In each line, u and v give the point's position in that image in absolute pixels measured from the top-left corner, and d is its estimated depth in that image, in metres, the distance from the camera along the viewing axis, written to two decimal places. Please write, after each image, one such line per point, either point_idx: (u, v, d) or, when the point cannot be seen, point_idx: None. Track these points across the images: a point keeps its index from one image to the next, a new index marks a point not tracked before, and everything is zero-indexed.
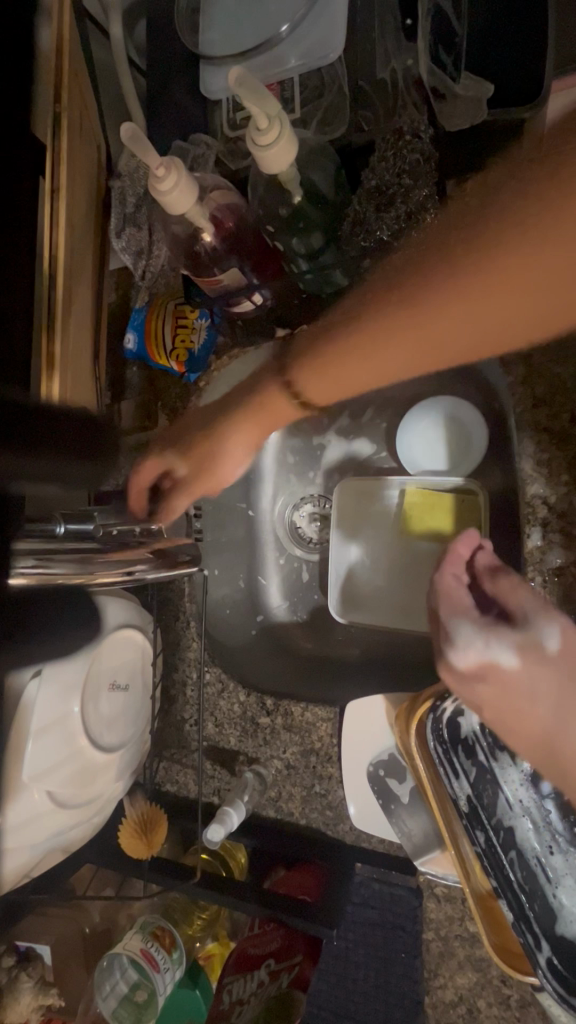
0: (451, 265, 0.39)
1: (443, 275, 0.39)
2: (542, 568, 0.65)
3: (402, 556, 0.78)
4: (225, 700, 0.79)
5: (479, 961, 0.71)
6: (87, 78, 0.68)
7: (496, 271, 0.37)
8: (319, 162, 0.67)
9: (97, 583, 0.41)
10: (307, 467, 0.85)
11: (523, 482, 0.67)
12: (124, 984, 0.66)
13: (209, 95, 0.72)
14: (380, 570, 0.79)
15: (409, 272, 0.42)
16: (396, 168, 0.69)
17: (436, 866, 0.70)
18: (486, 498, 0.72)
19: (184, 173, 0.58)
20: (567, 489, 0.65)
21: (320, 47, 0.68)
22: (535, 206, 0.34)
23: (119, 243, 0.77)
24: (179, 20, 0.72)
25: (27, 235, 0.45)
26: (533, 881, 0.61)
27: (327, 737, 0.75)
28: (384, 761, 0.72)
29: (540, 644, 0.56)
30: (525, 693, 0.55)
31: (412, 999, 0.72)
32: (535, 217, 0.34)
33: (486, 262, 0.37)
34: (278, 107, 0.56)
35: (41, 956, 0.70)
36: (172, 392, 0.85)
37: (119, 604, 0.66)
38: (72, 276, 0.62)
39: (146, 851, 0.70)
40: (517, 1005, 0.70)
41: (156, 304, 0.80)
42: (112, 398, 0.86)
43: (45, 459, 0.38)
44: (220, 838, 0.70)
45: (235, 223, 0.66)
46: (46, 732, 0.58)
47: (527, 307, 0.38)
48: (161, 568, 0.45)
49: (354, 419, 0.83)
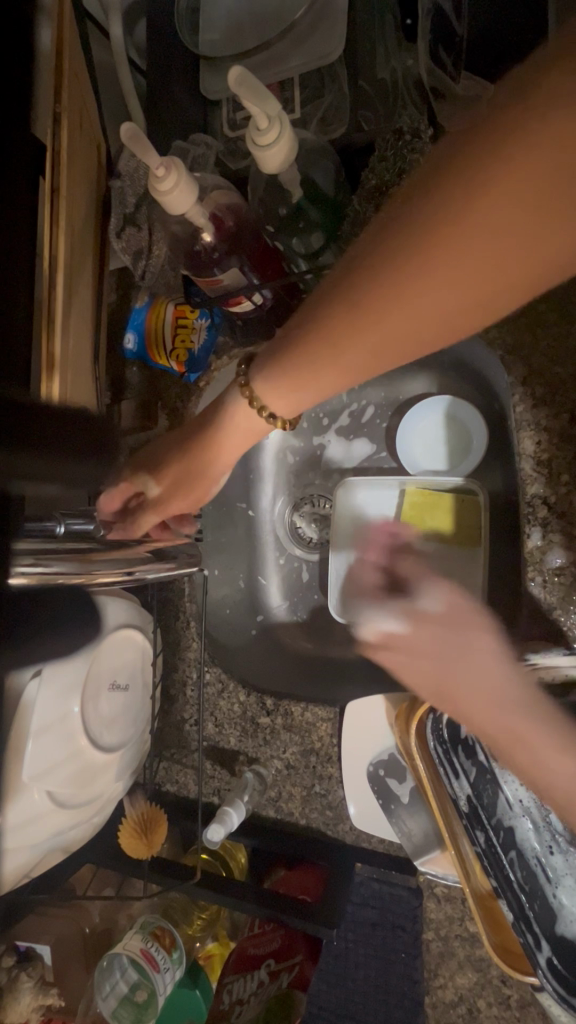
0: (383, 258, 0.31)
1: (375, 271, 0.32)
2: (542, 567, 0.66)
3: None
4: (225, 699, 0.78)
5: (479, 961, 0.72)
6: (87, 78, 0.68)
7: (438, 261, 0.30)
8: (320, 161, 0.67)
9: (97, 583, 0.41)
10: (306, 468, 0.85)
11: (523, 483, 0.68)
12: (124, 983, 0.66)
13: (209, 95, 0.74)
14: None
15: (344, 271, 0.34)
16: (396, 168, 0.69)
17: (436, 866, 0.71)
18: (487, 500, 0.73)
19: (184, 174, 0.58)
20: (568, 490, 0.66)
21: (320, 47, 0.69)
22: (468, 167, 0.27)
23: (119, 243, 0.77)
24: (179, 21, 0.72)
25: (28, 234, 0.45)
26: (534, 882, 0.61)
27: (327, 736, 0.75)
28: (384, 761, 0.72)
29: (419, 606, 0.56)
30: (429, 647, 0.54)
31: (412, 1000, 0.72)
32: (470, 180, 0.27)
33: (422, 247, 0.30)
34: (278, 108, 0.56)
35: (41, 956, 0.69)
36: (172, 391, 0.85)
37: (119, 604, 0.66)
38: (72, 277, 0.62)
39: (146, 851, 0.69)
40: (517, 1005, 0.71)
41: (156, 304, 0.79)
42: (113, 398, 0.86)
43: (45, 459, 0.38)
44: (220, 838, 0.70)
45: (236, 223, 0.66)
46: (46, 732, 0.58)
47: (480, 296, 0.31)
48: (160, 567, 0.45)
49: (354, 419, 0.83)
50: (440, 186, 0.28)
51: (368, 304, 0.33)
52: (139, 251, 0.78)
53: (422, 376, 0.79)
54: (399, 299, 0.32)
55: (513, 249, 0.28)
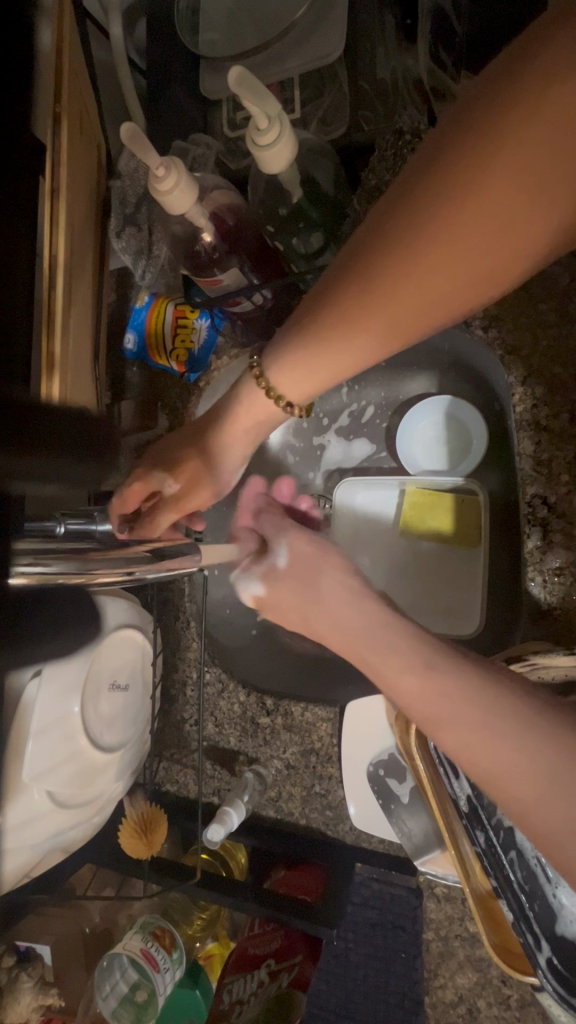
0: (402, 234, 0.36)
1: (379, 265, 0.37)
2: (542, 568, 0.65)
3: (405, 557, 0.78)
4: (225, 700, 0.79)
5: (479, 961, 0.72)
6: (87, 78, 0.69)
7: (454, 230, 0.34)
8: (322, 161, 0.68)
9: (97, 582, 0.41)
10: (307, 467, 0.84)
11: (523, 483, 0.67)
12: (125, 983, 0.66)
13: (209, 95, 0.75)
14: (383, 571, 0.78)
15: (357, 250, 0.39)
16: (394, 168, 0.68)
17: (437, 866, 0.70)
18: (486, 500, 0.72)
19: (184, 174, 0.58)
20: (567, 489, 0.65)
21: (321, 47, 0.69)
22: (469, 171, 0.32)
23: (119, 244, 0.77)
24: (179, 22, 0.71)
25: (30, 235, 0.45)
26: (533, 882, 0.60)
27: (327, 737, 0.75)
28: (384, 761, 0.72)
29: (273, 562, 0.65)
30: (287, 597, 0.62)
31: (412, 999, 0.72)
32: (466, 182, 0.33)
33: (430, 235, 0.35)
34: (278, 107, 0.56)
35: (41, 956, 0.69)
36: (172, 391, 0.85)
37: (119, 604, 0.66)
38: (72, 277, 0.62)
39: (146, 851, 0.69)
40: (517, 1005, 0.71)
41: (156, 303, 0.79)
42: (113, 398, 0.86)
43: (44, 459, 0.37)
44: (219, 838, 0.70)
45: (235, 223, 0.66)
46: (46, 732, 0.58)
47: (491, 254, 0.35)
48: (160, 567, 0.45)
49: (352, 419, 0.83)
50: (439, 188, 0.34)
51: (386, 277, 0.37)
52: (140, 251, 0.78)
53: (422, 377, 0.79)
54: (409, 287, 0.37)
55: (521, 203, 0.33)
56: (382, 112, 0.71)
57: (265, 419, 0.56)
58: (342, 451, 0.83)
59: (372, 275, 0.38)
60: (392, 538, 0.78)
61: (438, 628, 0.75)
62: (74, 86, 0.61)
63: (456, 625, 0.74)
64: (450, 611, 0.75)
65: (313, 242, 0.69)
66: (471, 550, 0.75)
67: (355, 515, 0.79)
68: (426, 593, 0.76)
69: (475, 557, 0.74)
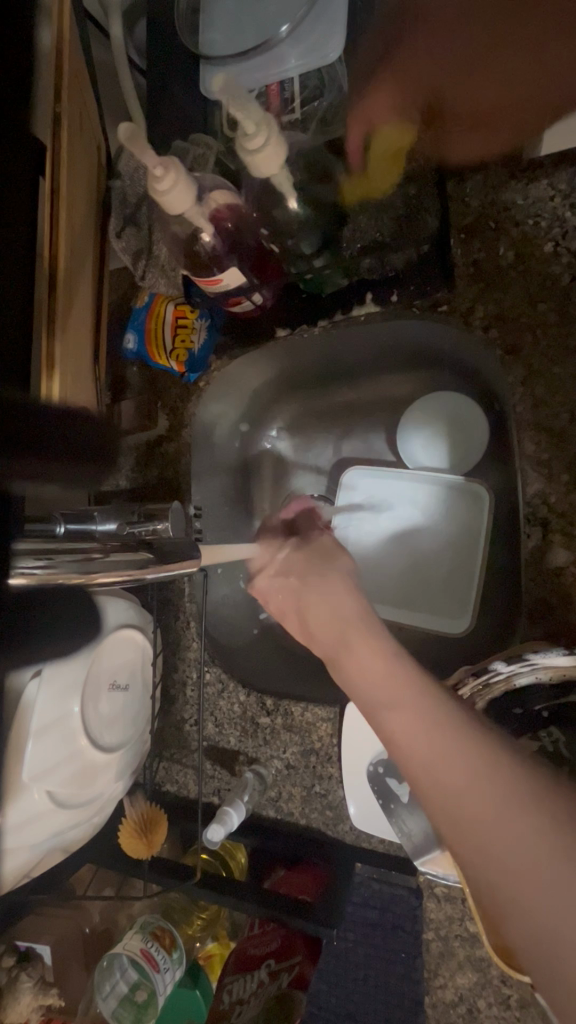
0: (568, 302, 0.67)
1: (558, 314, 0.67)
2: (542, 568, 0.67)
3: (395, 547, 0.83)
4: (225, 700, 0.80)
5: (480, 962, 0.70)
6: (86, 78, 0.69)
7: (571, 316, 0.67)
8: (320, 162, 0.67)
9: (98, 582, 0.41)
10: (306, 451, 0.91)
11: (523, 482, 0.68)
12: (124, 983, 0.66)
13: (209, 95, 0.73)
14: (370, 567, 0.83)
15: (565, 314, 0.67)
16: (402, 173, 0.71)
17: (435, 867, 0.67)
18: (492, 498, 0.76)
19: (184, 172, 0.58)
20: (567, 488, 0.67)
21: (320, 47, 0.68)
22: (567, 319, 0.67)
23: (119, 243, 0.74)
24: (178, 20, 0.72)
25: (33, 234, 0.45)
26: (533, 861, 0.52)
27: (327, 737, 0.76)
28: (383, 761, 0.71)
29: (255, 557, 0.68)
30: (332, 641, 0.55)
31: (412, 999, 0.71)
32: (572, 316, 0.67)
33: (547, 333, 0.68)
34: (262, 111, 0.56)
35: (41, 956, 0.69)
36: (172, 391, 0.83)
37: (119, 603, 0.66)
38: (72, 276, 0.62)
39: (146, 851, 0.70)
40: (517, 1006, 0.69)
41: (156, 303, 0.77)
42: (113, 398, 0.84)
43: (50, 460, 0.37)
44: (219, 838, 0.70)
45: (232, 223, 0.66)
46: (46, 730, 0.58)
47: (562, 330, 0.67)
48: (161, 568, 0.45)
49: (344, 418, 0.88)
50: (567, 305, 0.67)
51: (548, 332, 0.68)
52: (139, 252, 0.75)
53: (419, 376, 0.83)
54: (558, 337, 0.67)
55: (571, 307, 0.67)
56: (392, 106, 0.68)
57: (383, 451, 0.87)
58: (336, 459, 0.90)
59: (556, 328, 0.67)
60: (388, 529, 0.83)
61: (424, 623, 0.79)
62: (75, 86, 0.61)
63: (444, 624, 0.78)
64: (443, 602, 0.79)
65: (310, 244, 0.71)
66: (459, 534, 0.79)
67: (347, 506, 0.85)
68: (423, 584, 0.81)
69: (469, 535, 0.78)
